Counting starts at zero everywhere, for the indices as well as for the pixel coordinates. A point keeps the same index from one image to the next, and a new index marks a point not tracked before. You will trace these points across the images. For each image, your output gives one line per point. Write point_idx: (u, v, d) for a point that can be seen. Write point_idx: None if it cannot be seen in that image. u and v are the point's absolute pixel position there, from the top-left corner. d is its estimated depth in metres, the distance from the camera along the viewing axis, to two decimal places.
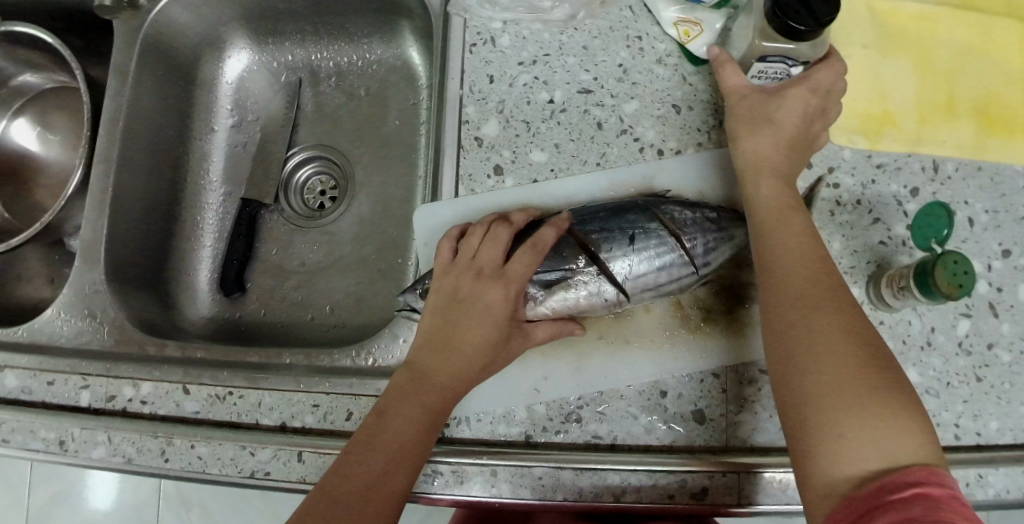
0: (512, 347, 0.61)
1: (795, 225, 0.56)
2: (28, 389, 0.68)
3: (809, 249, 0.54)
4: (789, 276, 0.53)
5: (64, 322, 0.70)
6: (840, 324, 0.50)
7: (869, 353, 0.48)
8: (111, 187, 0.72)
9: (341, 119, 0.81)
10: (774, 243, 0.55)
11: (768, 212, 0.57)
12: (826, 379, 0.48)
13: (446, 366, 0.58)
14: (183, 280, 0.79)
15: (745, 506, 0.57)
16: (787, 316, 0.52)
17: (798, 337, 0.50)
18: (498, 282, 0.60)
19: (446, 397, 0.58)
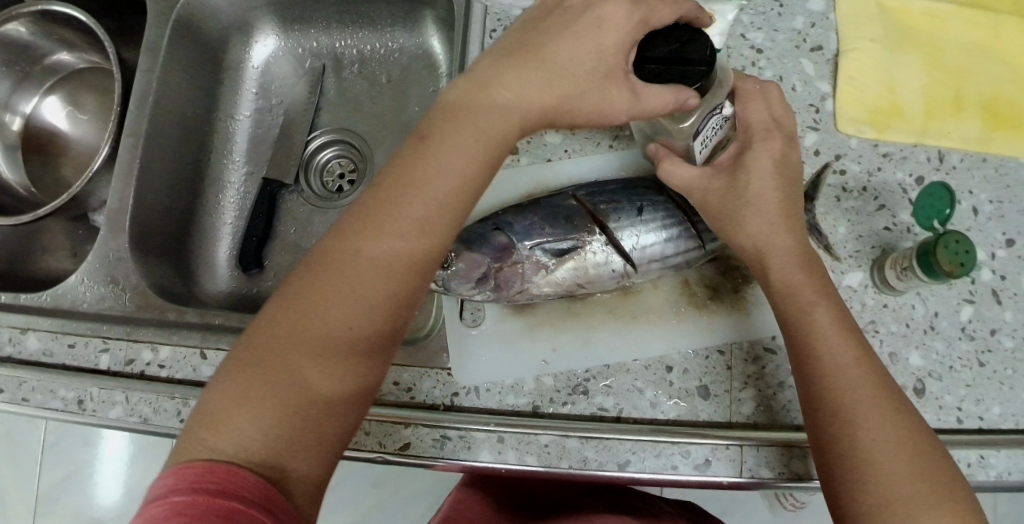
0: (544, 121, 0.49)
1: (820, 320, 0.54)
2: (49, 352, 0.70)
3: (846, 350, 0.53)
4: (823, 383, 0.53)
5: (87, 288, 0.72)
6: (884, 424, 0.51)
7: (910, 445, 0.50)
8: (138, 160, 0.74)
9: (363, 105, 0.83)
10: (803, 340, 0.55)
11: (791, 306, 0.56)
12: (875, 485, 0.49)
13: (405, 188, 0.46)
14: (204, 255, 0.81)
15: (747, 479, 0.58)
16: (829, 428, 0.52)
17: (843, 449, 0.51)
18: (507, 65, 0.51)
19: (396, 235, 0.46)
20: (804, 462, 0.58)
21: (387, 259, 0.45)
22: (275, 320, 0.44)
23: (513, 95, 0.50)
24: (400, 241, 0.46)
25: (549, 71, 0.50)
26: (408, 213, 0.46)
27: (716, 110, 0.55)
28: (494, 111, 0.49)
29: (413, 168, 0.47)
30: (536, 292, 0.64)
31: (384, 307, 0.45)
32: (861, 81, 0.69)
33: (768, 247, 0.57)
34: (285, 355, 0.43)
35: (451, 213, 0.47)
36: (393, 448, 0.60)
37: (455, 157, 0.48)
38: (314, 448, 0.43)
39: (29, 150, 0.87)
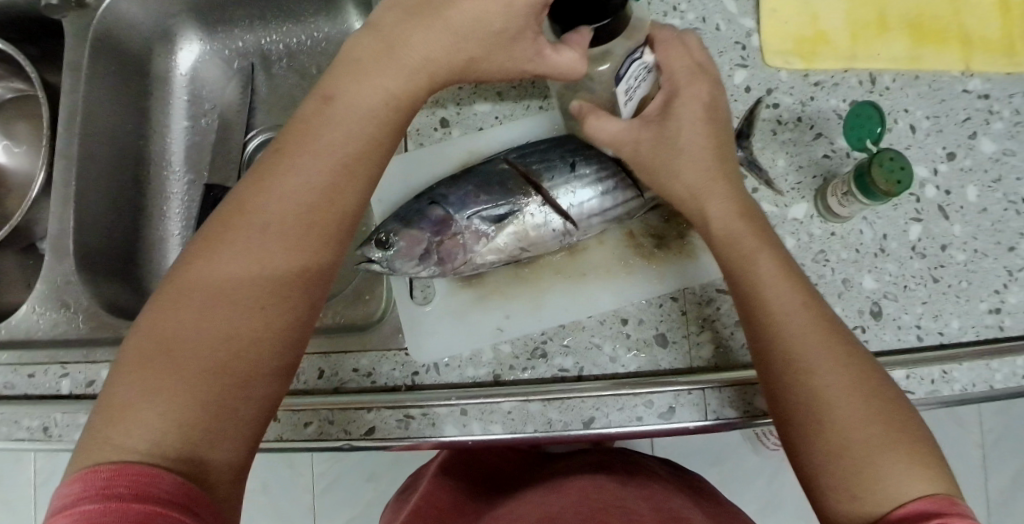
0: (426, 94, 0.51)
1: (764, 271, 0.51)
2: (9, 384, 0.69)
3: (789, 290, 0.50)
4: (770, 332, 0.50)
5: (39, 316, 0.72)
6: (832, 363, 0.47)
7: (865, 388, 0.47)
8: (73, 181, 0.73)
9: (297, 99, 0.82)
10: (747, 291, 0.51)
11: (732, 252, 0.53)
12: (831, 433, 0.46)
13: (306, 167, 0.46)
14: (157, 269, 0.80)
15: (713, 421, 0.59)
16: (780, 377, 0.49)
17: (797, 399, 0.48)
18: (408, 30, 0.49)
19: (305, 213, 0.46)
20: (766, 397, 0.59)
21: (286, 239, 0.45)
22: (174, 309, 0.43)
23: (406, 60, 0.49)
24: (297, 219, 0.46)
25: (441, 26, 0.49)
26: (303, 189, 0.46)
27: (636, 55, 0.53)
28: (384, 75, 0.48)
29: (303, 143, 0.47)
30: (480, 261, 0.63)
31: (290, 287, 0.45)
32: (785, 14, 0.68)
33: (705, 192, 0.55)
34: (188, 345, 0.42)
35: (349, 186, 0.47)
36: (358, 434, 0.60)
37: (347, 127, 0.47)
38: (229, 435, 0.42)
39: None
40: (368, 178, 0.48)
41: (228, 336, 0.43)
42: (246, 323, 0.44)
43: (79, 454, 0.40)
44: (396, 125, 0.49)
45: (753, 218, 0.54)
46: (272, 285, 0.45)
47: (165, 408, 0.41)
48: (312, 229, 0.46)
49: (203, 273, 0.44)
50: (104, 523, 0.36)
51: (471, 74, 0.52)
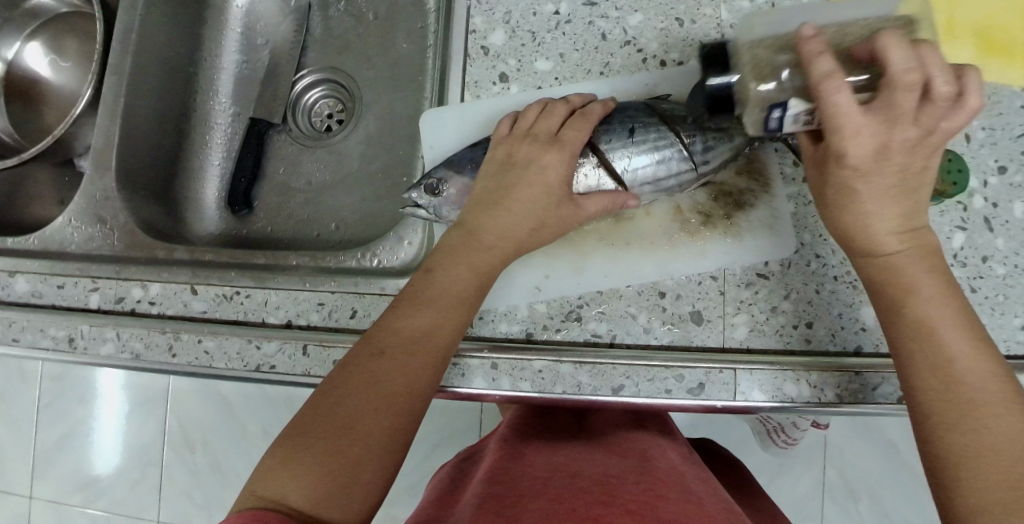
0: (525, 245, 0.61)
1: (926, 294, 0.52)
2: (38, 293, 0.69)
3: (949, 300, 0.51)
4: (922, 381, 0.51)
5: (74, 230, 0.72)
6: (976, 374, 0.50)
7: (1015, 449, 0.48)
8: (122, 98, 0.74)
9: (350, 44, 0.82)
10: (907, 334, 0.52)
11: (888, 286, 0.53)
12: (966, 488, 0.48)
13: (436, 301, 0.57)
14: (193, 196, 0.81)
15: (741, 402, 0.58)
16: (924, 375, 0.51)
17: (938, 448, 0.50)
18: (531, 188, 0.61)
19: (432, 335, 0.56)
20: (795, 385, 0.58)
21: (401, 366, 0.55)
22: (311, 411, 0.54)
23: (513, 215, 0.61)
24: (409, 352, 0.55)
25: (510, 217, 0.61)
26: (416, 331, 0.56)
27: (770, 125, 0.54)
28: (482, 249, 0.60)
29: (437, 282, 0.58)
30: None
31: (400, 402, 0.54)
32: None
33: (858, 230, 0.54)
34: (317, 434, 0.52)
35: (453, 328, 0.57)
36: None
37: (453, 285, 0.58)
38: (341, 509, 0.51)
39: (12, 94, 0.87)
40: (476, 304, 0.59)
41: (346, 435, 0.52)
42: (382, 414, 0.53)
43: (240, 498, 0.52)
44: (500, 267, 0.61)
45: (926, 245, 0.53)
46: (386, 399, 0.54)
47: (296, 480, 0.51)
48: (421, 361, 0.56)
49: (351, 374, 0.55)
50: None
51: (545, 237, 0.62)
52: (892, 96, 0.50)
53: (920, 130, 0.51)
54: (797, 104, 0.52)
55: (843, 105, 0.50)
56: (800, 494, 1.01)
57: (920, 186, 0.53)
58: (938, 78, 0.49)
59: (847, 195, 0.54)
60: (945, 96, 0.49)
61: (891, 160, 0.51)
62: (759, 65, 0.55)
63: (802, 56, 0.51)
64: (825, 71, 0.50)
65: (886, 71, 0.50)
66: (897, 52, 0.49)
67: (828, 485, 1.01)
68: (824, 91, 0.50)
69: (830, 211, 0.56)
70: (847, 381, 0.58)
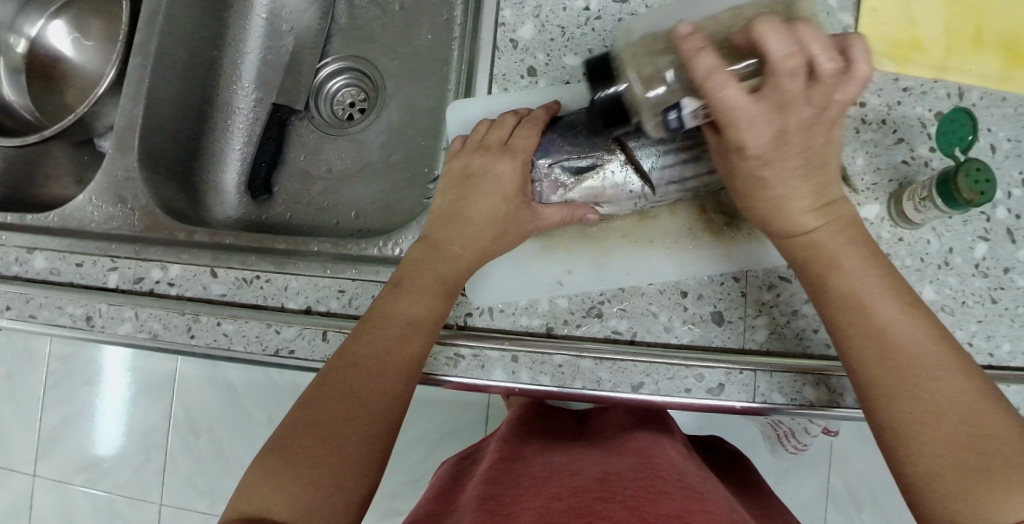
0: (488, 251, 0.63)
1: (850, 265, 0.52)
2: (57, 271, 0.69)
3: (875, 267, 0.52)
4: (858, 353, 0.51)
5: (94, 209, 0.72)
6: (909, 336, 0.50)
7: (965, 411, 0.47)
8: (146, 79, 0.74)
9: (375, 34, 0.81)
10: (838, 306, 0.52)
11: (814, 262, 0.53)
12: (921, 456, 0.47)
13: (406, 305, 0.58)
14: (213, 180, 0.81)
15: (759, 404, 0.59)
16: (858, 347, 0.51)
17: (887, 418, 0.49)
18: (488, 197, 0.63)
19: (404, 336, 0.57)
20: (815, 388, 0.58)
21: (370, 374, 0.55)
22: (290, 421, 0.54)
23: (475, 223, 0.63)
24: (377, 359, 0.56)
25: (472, 227, 0.62)
26: (382, 339, 0.56)
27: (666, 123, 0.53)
28: (445, 258, 0.61)
29: (407, 288, 0.59)
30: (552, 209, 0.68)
31: (375, 409, 0.54)
32: (883, 29, 0.66)
33: (778, 213, 0.54)
34: (294, 442, 0.52)
35: (422, 332, 0.57)
36: None
37: (418, 292, 0.59)
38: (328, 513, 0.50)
39: (33, 73, 0.87)
40: (447, 308, 0.60)
41: (325, 441, 0.52)
42: (360, 417, 0.53)
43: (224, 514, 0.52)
44: (465, 272, 0.62)
45: (843, 217, 0.54)
46: (358, 404, 0.54)
47: (281, 490, 0.50)
48: (392, 367, 0.56)
49: (326, 382, 0.55)
50: None
51: (508, 243, 0.63)
52: (778, 83, 0.48)
53: (815, 109, 0.50)
54: (688, 103, 0.51)
55: (730, 100, 0.48)
56: (806, 501, 1.01)
57: (824, 160, 0.53)
58: (821, 56, 0.47)
59: (756, 183, 0.54)
60: (832, 73, 0.48)
61: (790, 144, 0.51)
62: (642, 68, 0.54)
63: (683, 54, 0.48)
64: (705, 71, 0.47)
65: (767, 59, 0.47)
66: (775, 39, 0.47)
67: (833, 493, 1.01)
68: (709, 89, 0.48)
69: (746, 199, 0.56)
70: None
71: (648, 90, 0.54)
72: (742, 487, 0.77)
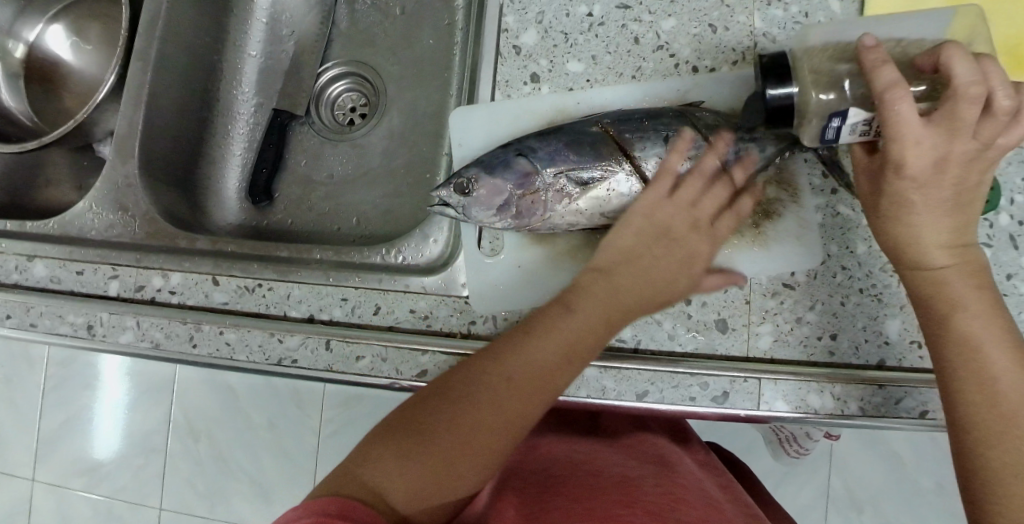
0: (680, 282, 0.58)
1: (972, 311, 0.52)
2: (57, 279, 0.69)
3: (997, 318, 0.52)
4: (965, 399, 0.52)
5: (94, 216, 0.72)
6: (1015, 392, 0.51)
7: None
8: (147, 85, 0.73)
9: (376, 38, 0.81)
10: (951, 347, 0.53)
11: (937, 300, 0.53)
12: (1007, 502, 0.50)
13: (568, 325, 0.55)
14: (213, 185, 0.81)
15: (763, 412, 0.59)
16: (967, 391, 0.52)
17: (981, 462, 0.51)
18: (697, 234, 0.60)
19: (562, 358, 0.54)
20: (817, 395, 0.58)
21: (505, 399, 0.53)
22: (421, 417, 0.53)
23: (676, 247, 0.59)
24: (528, 377, 0.53)
25: (658, 248, 0.59)
26: (538, 355, 0.54)
27: (827, 130, 0.52)
28: (613, 293, 0.57)
29: (577, 306, 0.56)
30: (557, 221, 0.65)
31: (514, 426, 0.53)
32: None
33: (910, 247, 0.53)
34: (421, 443, 0.52)
35: (576, 357, 0.55)
36: (410, 375, 0.61)
37: (586, 313, 0.56)
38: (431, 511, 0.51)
39: (31, 77, 0.86)
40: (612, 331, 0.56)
41: (456, 448, 0.51)
42: (494, 434, 0.52)
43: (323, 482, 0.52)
44: (664, 297, 0.58)
45: (972, 262, 0.53)
46: (490, 426, 0.52)
47: (398, 481, 0.50)
48: (530, 398, 0.53)
49: (466, 390, 0.53)
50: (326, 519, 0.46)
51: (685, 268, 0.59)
52: (955, 106, 0.49)
53: (979, 144, 0.51)
54: (857, 114, 0.50)
55: (904, 115, 0.49)
56: (805, 503, 1.01)
57: (973, 201, 0.53)
58: (999, 91, 0.49)
59: (901, 206, 0.53)
60: (1006, 110, 0.49)
61: (947, 172, 0.51)
62: (818, 75, 0.54)
63: (865, 66, 0.52)
64: (888, 81, 0.50)
65: (951, 81, 0.49)
66: (963, 63, 0.49)
67: (832, 496, 1.01)
68: (886, 101, 0.50)
69: (880, 224, 0.55)
70: (871, 394, 0.58)
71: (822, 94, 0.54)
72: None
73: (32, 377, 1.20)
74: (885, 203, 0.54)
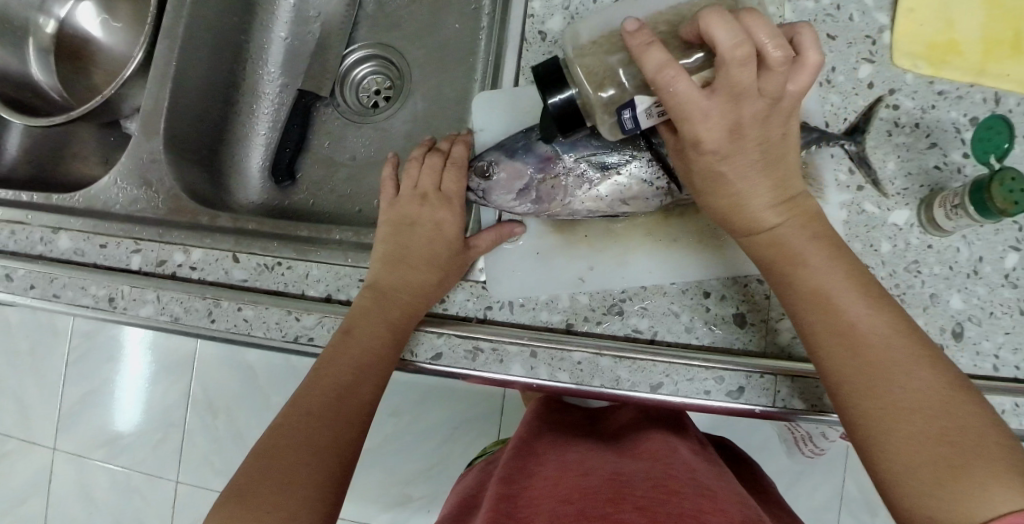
0: (447, 279, 0.63)
1: (815, 263, 0.51)
2: (81, 251, 0.70)
3: (838, 269, 0.51)
4: (827, 356, 0.50)
5: (119, 191, 0.73)
6: (875, 334, 0.49)
7: (930, 404, 0.47)
8: (174, 62, 0.74)
9: (402, 22, 0.81)
10: (805, 305, 0.52)
11: (779, 258, 0.53)
12: (891, 451, 0.47)
13: (365, 330, 0.59)
14: (236, 164, 0.82)
15: (780, 409, 0.58)
16: (826, 346, 0.50)
17: (854, 412, 0.49)
18: (446, 208, 0.65)
19: (368, 359, 0.59)
20: None
21: (332, 406, 0.56)
22: (265, 442, 0.54)
23: (426, 246, 0.64)
24: (341, 385, 0.57)
25: (415, 249, 0.63)
26: (346, 359, 0.58)
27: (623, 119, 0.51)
28: (388, 302, 0.61)
29: (361, 318, 0.60)
30: (577, 207, 0.66)
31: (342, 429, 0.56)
32: (921, 31, 0.64)
33: (737, 211, 0.53)
34: (264, 470, 0.52)
35: (379, 361, 0.59)
36: (427, 357, 0.62)
37: (369, 320, 0.60)
38: None
39: (62, 53, 0.88)
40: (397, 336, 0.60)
41: (287, 459, 0.53)
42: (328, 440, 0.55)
43: None
44: (418, 307, 0.62)
45: (806, 212, 0.53)
46: (326, 434, 0.55)
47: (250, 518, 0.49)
48: (342, 410, 0.57)
49: (298, 404, 0.56)
50: None
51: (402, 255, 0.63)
52: (729, 73, 0.47)
53: (767, 99, 0.49)
54: (641, 100, 0.50)
55: (684, 93, 0.48)
56: (819, 505, 1.00)
57: (785, 153, 0.53)
58: (768, 44, 0.47)
59: (715, 177, 0.53)
60: (780, 62, 0.47)
61: (745, 137, 0.50)
62: (593, 74, 0.53)
63: (634, 51, 0.49)
64: (657, 64, 0.47)
65: (717, 49, 0.47)
66: (723, 29, 0.46)
67: (847, 498, 1.00)
68: (662, 83, 0.48)
69: (703, 197, 0.55)
70: None
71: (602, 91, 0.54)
72: (759, 490, 0.76)
73: (54, 350, 1.23)
74: (702, 185, 0.54)
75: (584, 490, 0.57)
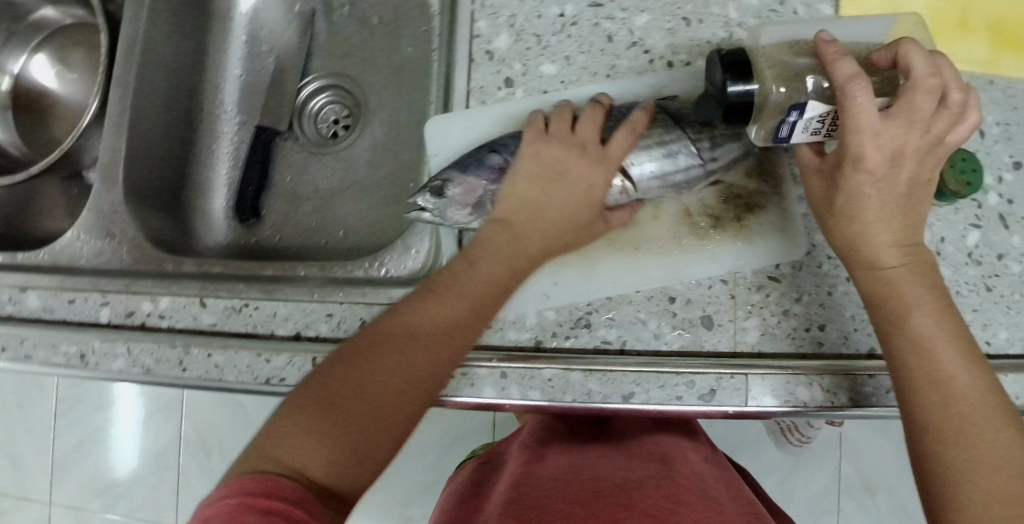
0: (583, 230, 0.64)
1: (920, 309, 0.52)
2: (49, 309, 0.70)
3: (943, 323, 0.51)
4: (920, 403, 0.50)
5: (83, 244, 0.73)
6: (969, 392, 0.49)
7: (1011, 465, 0.47)
8: (128, 110, 0.74)
9: (356, 49, 0.82)
10: (903, 348, 0.52)
11: (884, 300, 0.53)
12: (967, 504, 0.47)
13: (489, 266, 0.59)
14: (201, 206, 0.82)
15: (753, 408, 0.58)
16: (921, 392, 0.50)
17: (935, 461, 0.49)
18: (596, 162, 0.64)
19: (487, 297, 0.58)
20: (807, 388, 0.58)
21: (439, 335, 0.55)
22: (352, 356, 0.53)
23: (575, 188, 0.64)
24: (450, 317, 0.56)
25: (566, 188, 0.63)
26: (463, 291, 0.57)
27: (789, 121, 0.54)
28: (519, 241, 0.62)
29: (489, 249, 0.60)
30: None
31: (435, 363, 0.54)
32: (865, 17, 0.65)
33: (861, 244, 0.54)
34: (348, 389, 0.51)
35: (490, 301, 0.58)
36: None
37: (495, 258, 0.60)
38: (350, 470, 0.49)
39: (18, 108, 0.87)
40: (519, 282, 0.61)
41: (375, 384, 0.52)
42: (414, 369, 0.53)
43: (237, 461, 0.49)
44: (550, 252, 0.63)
45: (919, 259, 0.53)
46: (417, 366, 0.53)
47: (314, 441, 0.48)
48: (444, 341, 0.55)
49: (396, 328, 0.55)
50: (241, 511, 0.42)
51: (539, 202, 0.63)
52: (916, 99, 0.52)
53: (932, 136, 0.53)
54: (815, 107, 0.52)
55: (864, 106, 0.51)
56: (815, 490, 1.00)
57: (924, 198, 0.54)
58: (953, 86, 0.52)
59: (858, 204, 0.54)
60: (958, 101, 0.53)
61: (904, 166, 0.53)
62: (783, 67, 0.57)
63: (824, 58, 0.54)
64: (849, 74, 0.52)
65: (909, 75, 0.52)
66: (920, 59, 0.52)
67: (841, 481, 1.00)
68: (848, 91, 0.51)
69: (829, 230, 0.56)
70: (864, 384, 0.58)
71: (780, 85, 0.56)
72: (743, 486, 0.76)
73: (44, 402, 1.22)
74: (841, 207, 0.55)
75: (592, 495, 0.57)
